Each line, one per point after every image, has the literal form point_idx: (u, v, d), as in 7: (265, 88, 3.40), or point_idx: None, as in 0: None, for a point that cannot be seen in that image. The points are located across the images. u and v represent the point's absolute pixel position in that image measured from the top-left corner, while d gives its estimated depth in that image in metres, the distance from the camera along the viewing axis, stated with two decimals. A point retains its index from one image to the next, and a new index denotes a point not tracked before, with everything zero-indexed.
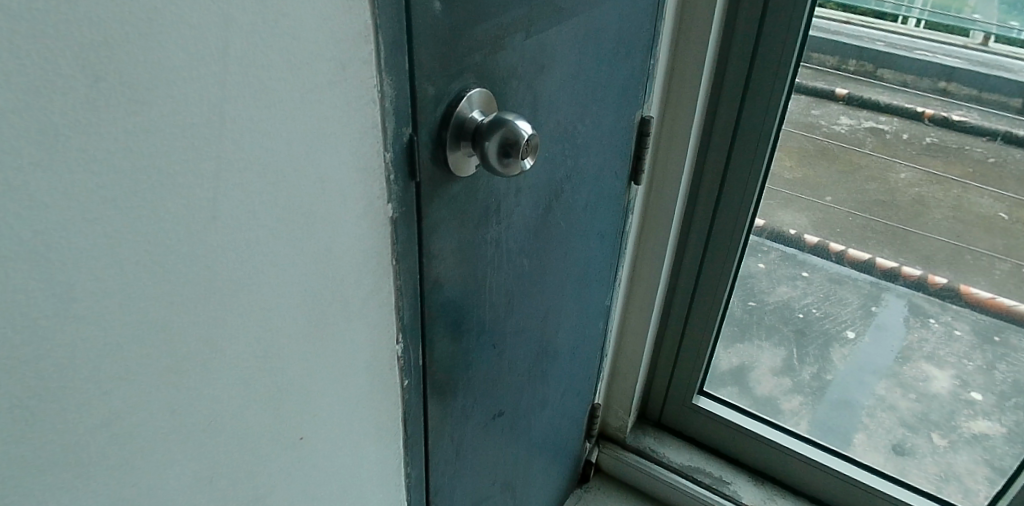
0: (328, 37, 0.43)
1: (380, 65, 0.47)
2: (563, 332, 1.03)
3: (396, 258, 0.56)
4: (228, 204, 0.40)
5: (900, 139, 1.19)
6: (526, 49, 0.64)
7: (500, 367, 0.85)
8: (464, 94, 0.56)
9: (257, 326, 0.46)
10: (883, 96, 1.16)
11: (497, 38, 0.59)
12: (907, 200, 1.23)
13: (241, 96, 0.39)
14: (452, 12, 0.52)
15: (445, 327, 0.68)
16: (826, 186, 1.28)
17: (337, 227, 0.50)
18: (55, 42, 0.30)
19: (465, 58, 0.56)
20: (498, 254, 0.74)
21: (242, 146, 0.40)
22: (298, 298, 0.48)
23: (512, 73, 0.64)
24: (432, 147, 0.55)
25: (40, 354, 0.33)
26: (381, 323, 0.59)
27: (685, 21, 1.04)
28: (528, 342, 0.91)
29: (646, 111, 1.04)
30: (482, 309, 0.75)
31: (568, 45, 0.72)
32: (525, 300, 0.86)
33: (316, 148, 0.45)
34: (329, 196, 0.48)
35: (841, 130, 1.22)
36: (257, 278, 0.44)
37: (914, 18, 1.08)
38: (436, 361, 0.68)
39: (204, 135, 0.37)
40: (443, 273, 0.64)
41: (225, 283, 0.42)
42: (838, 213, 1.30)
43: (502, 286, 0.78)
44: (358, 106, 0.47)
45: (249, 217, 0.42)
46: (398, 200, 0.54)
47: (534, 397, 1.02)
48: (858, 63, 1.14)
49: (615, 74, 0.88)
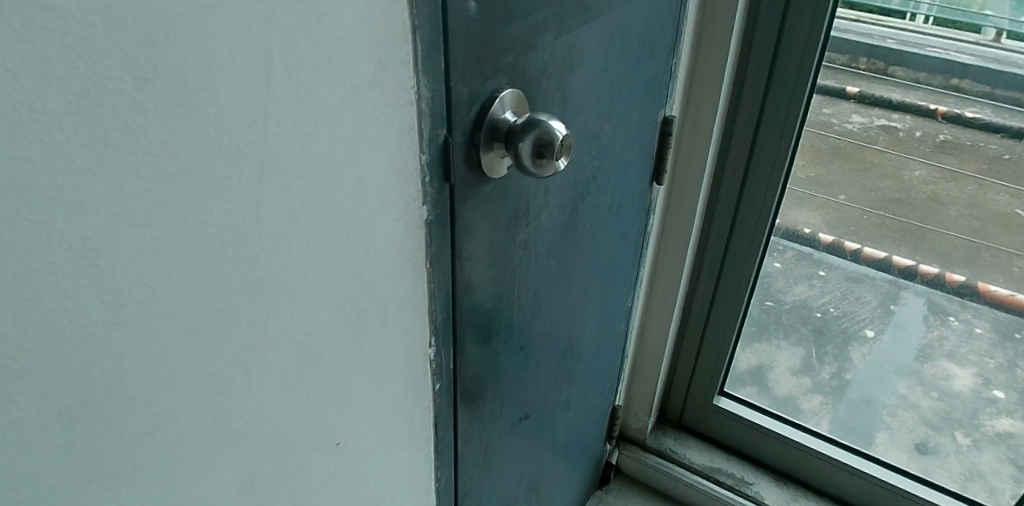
0: (368, 39, 0.42)
1: (417, 66, 0.46)
2: (587, 333, 1.02)
3: (430, 260, 0.56)
4: (271, 208, 0.40)
5: (913, 137, 1.19)
6: (556, 49, 0.64)
7: (526, 370, 0.85)
8: (496, 95, 0.56)
9: (297, 330, 0.45)
10: (895, 93, 1.16)
11: (529, 38, 0.59)
12: (924, 200, 1.22)
13: (284, 98, 0.38)
14: (486, 12, 0.51)
15: (475, 329, 0.68)
16: (840, 185, 1.26)
17: (374, 230, 0.49)
18: (107, 44, 0.30)
19: (499, 59, 0.55)
20: (527, 256, 0.73)
21: (285, 149, 0.39)
22: (336, 301, 0.48)
23: (543, 73, 0.63)
24: (465, 148, 0.55)
25: (89, 360, 0.33)
26: (415, 326, 0.58)
27: (706, 20, 1.03)
28: (553, 343, 0.91)
29: (668, 111, 1.03)
30: (510, 311, 0.75)
31: (596, 44, 0.72)
32: (551, 302, 0.85)
33: (355, 151, 0.45)
34: (367, 198, 0.47)
35: (853, 128, 1.20)
36: (297, 282, 0.44)
37: (922, 15, 1.07)
38: (466, 363, 0.68)
39: (249, 137, 0.37)
40: (474, 275, 0.64)
41: (267, 287, 0.41)
42: (855, 212, 1.28)
43: (529, 288, 0.77)
44: (396, 108, 0.46)
45: (290, 220, 0.42)
46: (433, 203, 0.53)
47: (559, 399, 1.01)
48: (869, 61, 1.12)
49: (640, 74, 0.87)
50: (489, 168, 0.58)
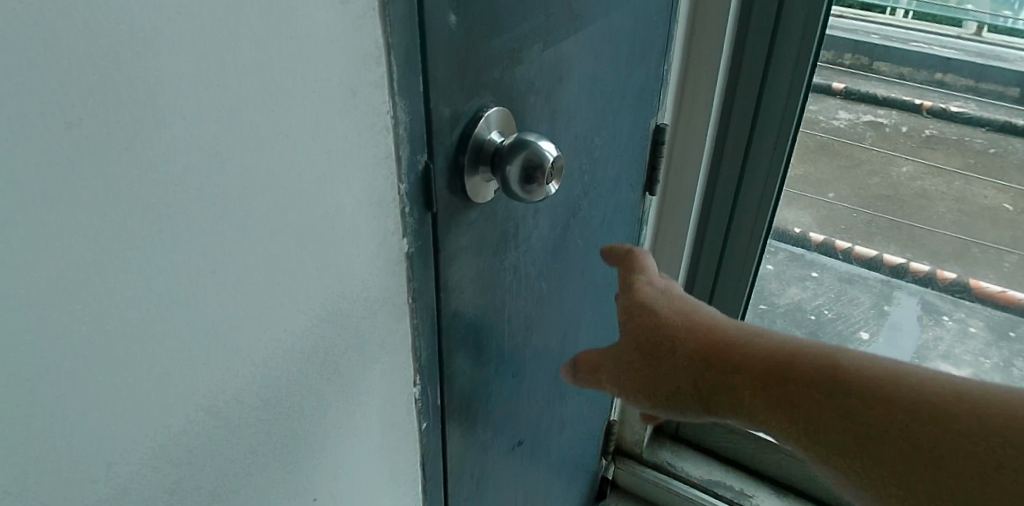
0: (337, 61, 0.38)
1: (393, 88, 0.42)
2: (580, 351, 0.98)
3: (412, 295, 0.52)
4: (227, 253, 0.36)
5: (900, 132, 1.15)
6: (544, 61, 0.60)
7: (518, 396, 0.81)
8: (481, 115, 0.52)
9: (263, 383, 0.41)
10: (880, 89, 1.12)
11: (516, 51, 0.55)
12: (912, 195, 1.19)
13: (240, 132, 0.34)
14: (468, 26, 0.47)
15: (464, 361, 0.64)
16: (829, 182, 1.21)
17: (349, 267, 0.45)
18: (30, 85, 0.25)
19: (483, 75, 0.51)
20: (516, 280, 0.69)
21: (242, 189, 0.35)
22: (308, 346, 0.44)
23: (531, 88, 0.59)
24: (448, 173, 0.50)
25: (20, 447, 0.28)
26: (398, 365, 0.54)
27: (697, 24, 0.99)
28: (546, 365, 0.87)
29: (659, 119, 0.99)
30: (500, 338, 0.70)
31: (586, 54, 0.68)
32: (542, 324, 0.81)
33: (325, 183, 0.40)
34: (339, 235, 0.43)
35: (840, 125, 1.15)
36: (261, 332, 0.40)
37: (902, 9, 1.04)
38: (453, 397, 0.64)
39: (200, 178, 0.33)
40: (462, 306, 0.60)
41: (228, 339, 0.37)
42: (845, 210, 1.24)
43: (520, 313, 0.73)
44: (371, 135, 0.42)
45: (251, 265, 0.37)
46: (414, 234, 0.49)
47: (553, 421, 0.97)
48: (854, 57, 1.08)
49: (632, 82, 0.83)
50: (475, 193, 0.54)
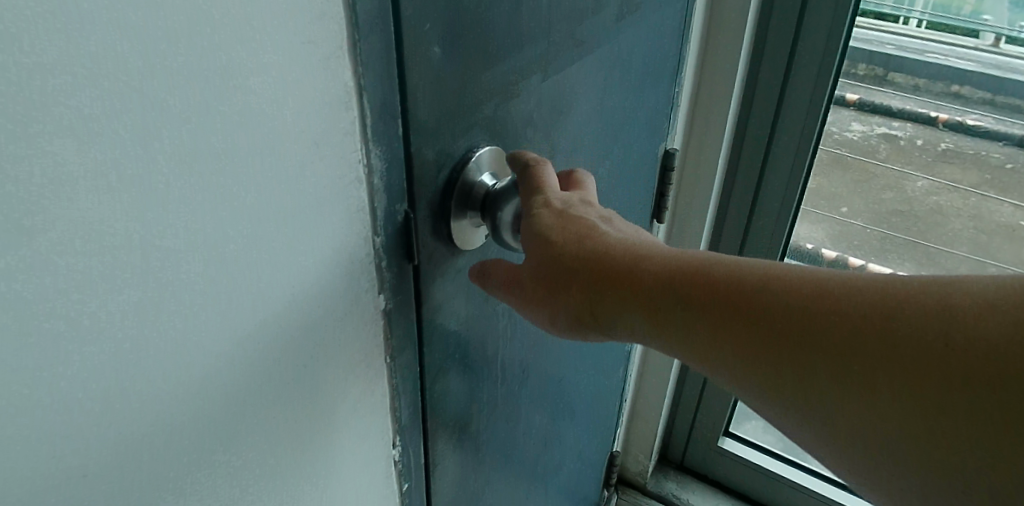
0: (302, 109, 0.32)
1: (367, 135, 0.37)
2: (581, 388, 0.93)
3: (390, 353, 0.47)
4: (167, 341, 0.29)
5: (915, 145, 1.07)
6: (543, 93, 0.55)
7: (511, 442, 0.76)
8: (472, 155, 0.47)
9: (219, 479, 0.35)
10: (894, 101, 1.04)
11: (511, 85, 0.50)
12: (927, 213, 1.11)
13: (175, 197, 0.28)
14: (456, 62, 0.42)
15: (450, 414, 0.59)
16: (842, 197, 1.12)
17: (322, 337, 0.39)
18: None
19: (473, 112, 0.46)
20: (510, 323, 0.65)
21: (181, 264, 0.29)
22: (274, 430, 0.38)
23: (528, 122, 0.54)
24: (433, 220, 0.46)
25: None
26: (375, 431, 0.49)
27: (711, 43, 0.93)
28: (543, 406, 0.82)
29: (669, 144, 0.94)
30: (492, 385, 0.65)
31: (591, 82, 0.63)
32: (538, 364, 0.76)
33: (295, 249, 0.35)
34: (304, 302, 0.37)
35: (853, 138, 1.06)
36: (216, 421, 0.34)
37: (915, 19, 0.96)
38: (438, 454, 0.58)
39: (127, 258, 0.26)
40: (447, 358, 0.55)
41: (174, 437, 0.31)
42: (856, 226, 1.16)
43: (514, 356, 0.69)
44: (340, 189, 0.36)
45: (198, 351, 0.31)
46: (390, 288, 0.44)
47: (551, 462, 0.92)
48: (869, 68, 0.99)
49: (641, 107, 0.78)
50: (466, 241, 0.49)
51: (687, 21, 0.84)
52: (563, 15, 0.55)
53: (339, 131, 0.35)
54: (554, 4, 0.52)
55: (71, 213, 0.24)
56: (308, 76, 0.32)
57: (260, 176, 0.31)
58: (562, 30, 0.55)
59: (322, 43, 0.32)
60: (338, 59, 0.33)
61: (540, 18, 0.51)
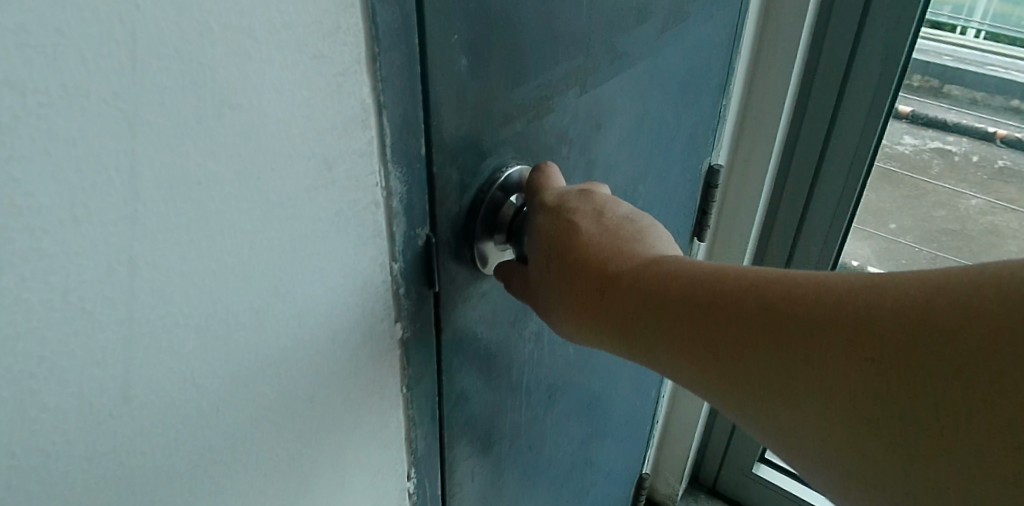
0: (311, 129, 0.29)
1: (385, 156, 0.34)
2: (610, 410, 0.89)
3: (407, 385, 0.44)
4: (151, 377, 0.27)
5: (970, 162, 1.01)
6: (580, 108, 0.51)
7: (536, 467, 0.72)
8: (500, 174, 0.44)
9: None
10: (950, 115, 0.97)
11: (545, 99, 0.46)
12: (982, 234, 1.05)
13: (162, 228, 0.25)
14: (485, 76, 0.39)
15: (471, 443, 0.55)
16: (891, 212, 1.06)
17: (332, 370, 0.36)
18: None
19: (501, 129, 0.43)
20: (538, 347, 0.62)
21: (171, 297, 0.26)
22: (280, 469, 0.35)
23: (562, 139, 0.51)
24: (455, 243, 0.43)
25: None
26: (389, 464, 0.45)
27: (762, 54, 0.88)
28: (570, 430, 0.78)
29: (713, 159, 0.89)
30: (517, 411, 0.62)
31: (631, 96, 0.60)
32: (567, 388, 0.72)
33: (302, 277, 0.32)
34: (313, 335, 0.34)
35: (904, 151, 0.99)
36: (208, 462, 0.31)
37: (974, 28, 0.89)
38: (455, 484, 0.55)
39: (104, 291, 0.24)
40: (469, 386, 0.51)
41: (157, 477, 0.29)
42: (903, 244, 1.10)
43: (542, 380, 0.65)
44: (355, 213, 0.33)
45: (188, 388, 0.29)
46: (409, 317, 0.41)
47: (577, 486, 0.88)
48: (924, 79, 0.91)
49: (684, 121, 0.74)
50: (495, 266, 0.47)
51: (737, 31, 0.79)
52: (604, 24, 0.51)
53: (354, 152, 0.32)
54: (595, 13, 0.49)
55: (44, 248, 0.22)
56: (319, 93, 0.29)
57: (264, 203, 0.28)
58: (603, 40, 0.51)
59: (336, 56, 0.29)
60: (354, 74, 0.30)
61: (580, 28, 0.48)
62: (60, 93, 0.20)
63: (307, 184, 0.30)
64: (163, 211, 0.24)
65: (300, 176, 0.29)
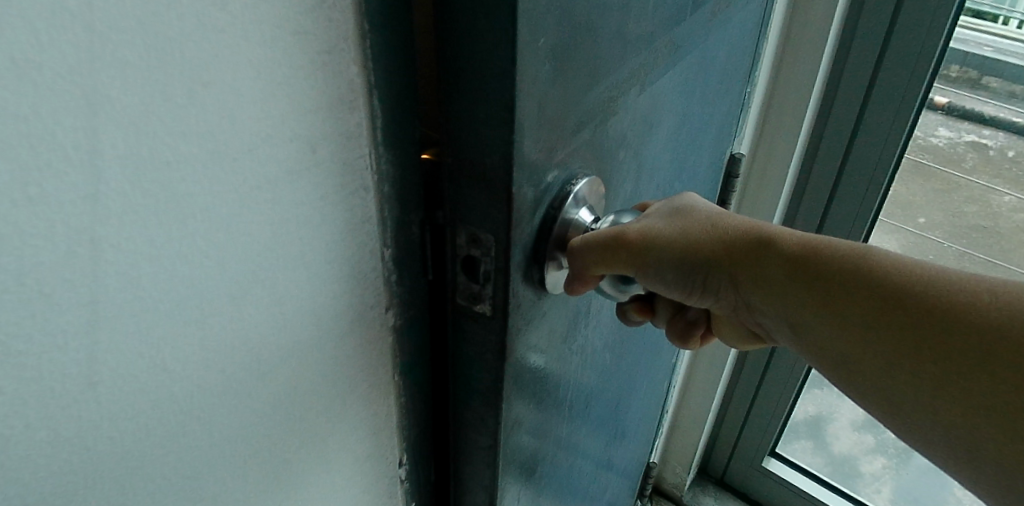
0: (294, 108, 0.28)
1: (375, 138, 0.32)
2: (630, 409, 0.87)
3: (398, 372, 0.42)
4: (122, 361, 0.26)
5: (1005, 157, 0.98)
6: (636, 109, 0.49)
7: (569, 482, 0.68)
8: (570, 189, 0.41)
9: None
10: (988, 106, 0.94)
11: (608, 101, 0.44)
12: (1014, 231, 1.00)
13: (127, 208, 0.23)
14: (560, 78, 0.36)
15: (519, 470, 0.51)
16: (921, 206, 1.02)
17: (315, 355, 0.35)
18: None
19: (572, 137, 0.40)
20: (583, 360, 0.59)
21: (140, 279, 0.25)
22: (257, 454, 0.34)
23: (619, 142, 0.48)
24: (525, 266, 0.39)
25: None
26: (378, 452, 0.44)
27: (791, 42, 0.85)
28: (600, 434, 0.75)
29: (735, 148, 0.86)
30: (561, 427, 0.58)
31: (676, 90, 0.57)
32: (602, 394, 0.69)
33: (282, 260, 0.30)
34: (297, 320, 0.33)
35: (939, 144, 0.96)
36: (185, 448, 0.30)
37: (1017, 19, 0.85)
38: None
39: (64, 274, 0.22)
40: (524, 411, 0.47)
41: (132, 464, 0.28)
42: (930, 240, 1.05)
43: (583, 394, 0.62)
44: (341, 195, 0.32)
45: (162, 372, 0.27)
46: (400, 304, 0.39)
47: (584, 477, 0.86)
48: (962, 70, 0.87)
49: (715, 110, 0.71)
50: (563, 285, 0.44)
51: (768, 17, 0.76)
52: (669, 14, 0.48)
53: (340, 134, 0.30)
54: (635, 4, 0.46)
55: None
56: (302, 72, 0.27)
57: (239, 186, 0.27)
58: (660, 33, 0.48)
59: (321, 33, 0.28)
60: (342, 53, 0.29)
61: None
62: (6, 64, 0.19)
63: (287, 166, 0.29)
64: (127, 192, 0.23)
65: (281, 157, 0.28)
